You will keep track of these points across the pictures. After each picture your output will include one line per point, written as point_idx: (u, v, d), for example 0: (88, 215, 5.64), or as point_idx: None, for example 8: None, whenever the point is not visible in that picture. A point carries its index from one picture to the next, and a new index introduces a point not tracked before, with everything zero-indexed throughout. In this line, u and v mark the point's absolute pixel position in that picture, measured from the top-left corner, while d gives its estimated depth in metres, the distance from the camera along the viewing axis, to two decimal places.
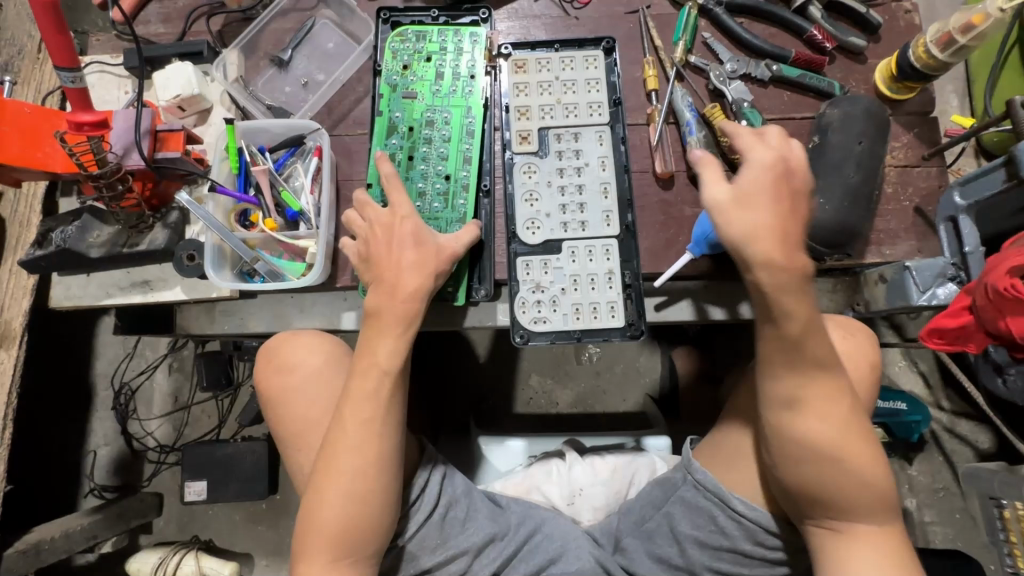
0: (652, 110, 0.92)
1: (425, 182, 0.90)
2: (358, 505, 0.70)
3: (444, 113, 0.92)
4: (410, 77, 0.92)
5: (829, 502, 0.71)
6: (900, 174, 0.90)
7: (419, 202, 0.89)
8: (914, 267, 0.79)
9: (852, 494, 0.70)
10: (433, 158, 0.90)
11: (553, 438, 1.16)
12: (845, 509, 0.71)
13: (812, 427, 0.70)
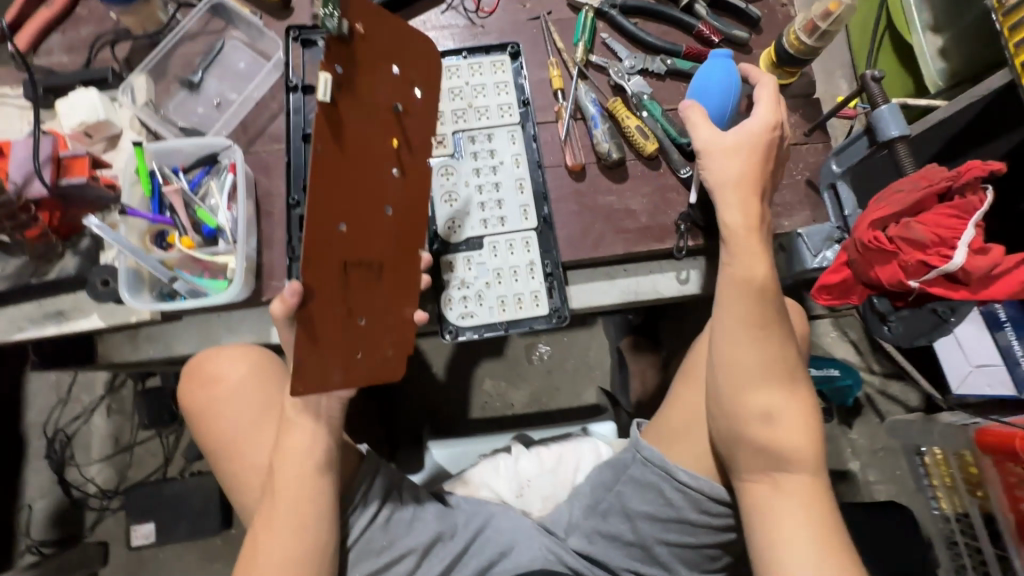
0: (560, 107, 0.97)
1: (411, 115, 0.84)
2: (301, 495, 0.75)
3: None
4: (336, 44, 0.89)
5: (752, 453, 0.70)
6: (791, 151, 0.95)
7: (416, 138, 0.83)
8: (805, 233, 0.85)
9: (782, 440, 0.69)
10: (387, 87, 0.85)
11: (502, 436, 1.18)
12: (773, 459, 0.69)
13: (736, 374, 0.71)
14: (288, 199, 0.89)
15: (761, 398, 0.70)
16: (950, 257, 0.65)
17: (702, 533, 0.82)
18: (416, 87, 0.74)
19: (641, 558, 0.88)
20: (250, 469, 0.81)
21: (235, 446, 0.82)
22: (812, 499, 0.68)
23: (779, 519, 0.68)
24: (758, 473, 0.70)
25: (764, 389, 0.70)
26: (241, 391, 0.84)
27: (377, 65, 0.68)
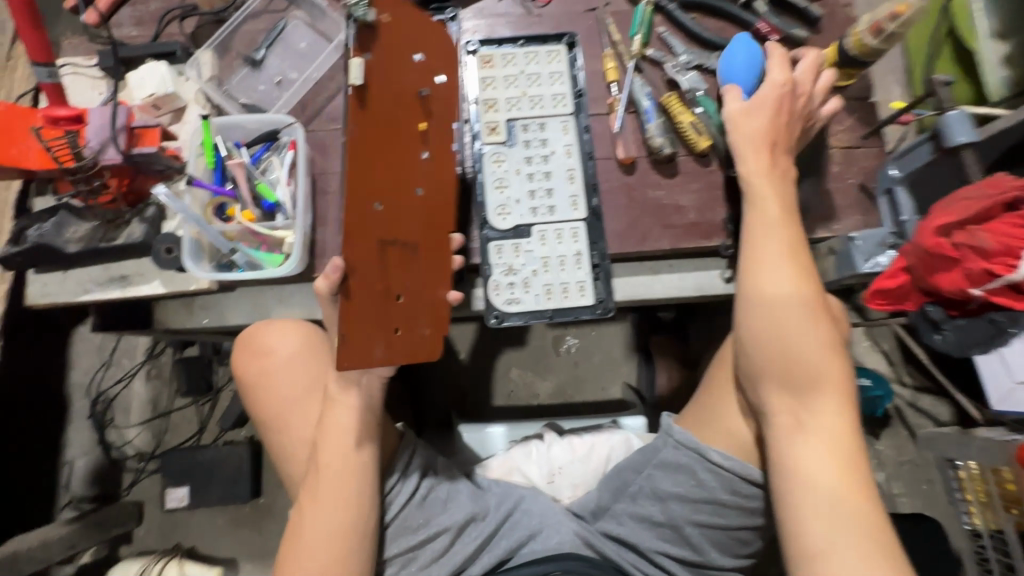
0: (613, 100, 0.97)
1: None
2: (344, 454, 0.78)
3: None
4: None
5: (792, 389, 0.72)
6: (844, 155, 0.94)
7: None
8: (859, 237, 0.84)
9: (813, 385, 0.72)
10: None
11: (533, 423, 1.19)
12: (803, 409, 0.72)
13: (772, 326, 0.73)
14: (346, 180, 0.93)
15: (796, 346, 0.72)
16: (1014, 268, 0.72)
17: (731, 514, 0.84)
18: (440, 78, 0.76)
19: (672, 541, 0.89)
20: (299, 442, 0.85)
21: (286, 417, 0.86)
22: (840, 450, 0.71)
23: (803, 469, 0.71)
24: (789, 423, 0.73)
25: (801, 338, 0.72)
26: (290, 365, 0.87)
27: (403, 56, 0.72)
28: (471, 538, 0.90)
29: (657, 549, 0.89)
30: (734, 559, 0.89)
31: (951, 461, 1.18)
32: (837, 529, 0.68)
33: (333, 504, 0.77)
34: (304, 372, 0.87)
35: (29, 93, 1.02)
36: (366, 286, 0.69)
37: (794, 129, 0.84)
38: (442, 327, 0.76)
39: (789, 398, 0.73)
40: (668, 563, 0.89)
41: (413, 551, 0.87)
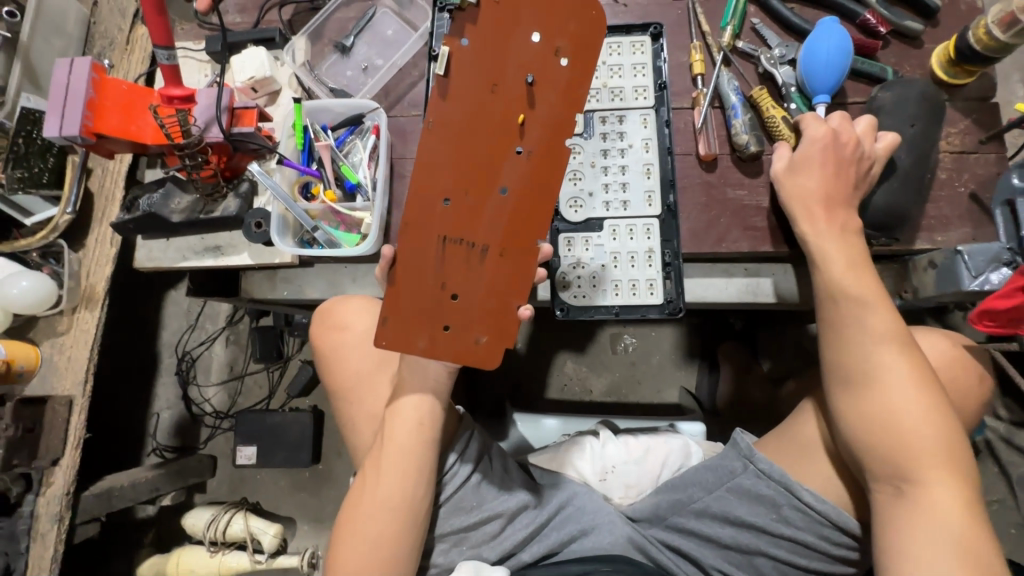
0: (698, 94, 0.94)
1: None
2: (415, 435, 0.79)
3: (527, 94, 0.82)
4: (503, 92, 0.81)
5: (883, 461, 0.65)
6: (956, 161, 0.87)
7: None
8: (966, 251, 0.77)
9: (909, 454, 0.64)
10: None
11: (587, 420, 1.18)
12: (899, 462, 0.64)
13: (861, 384, 0.67)
14: None
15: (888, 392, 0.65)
16: None
17: (815, 556, 0.79)
18: (562, 59, 0.68)
19: (736, 564, 0.85)
20: (366, 416, 0.85)
21: (352, 393, 0.86)
22: (954, 508, 0.62)
23: (903, 526, 0.63)
24: (883, 475, 0.65)
25: (884, 380, 0.66)
26: (357, 341, 0.88)
27: (512, 40, 0.68)
28: (522, 525, 0.91)
29: (716, 566, 0.86)
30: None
31: None
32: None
33: (391, 474, 0.78)
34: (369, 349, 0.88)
35: (145, 74, 1.12)
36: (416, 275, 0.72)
37: (872, 146, 0.78)
38: (500, 334, 0.72)
39: (880, 450, 0.65)
40: None
41: (465, 531, 0.90)
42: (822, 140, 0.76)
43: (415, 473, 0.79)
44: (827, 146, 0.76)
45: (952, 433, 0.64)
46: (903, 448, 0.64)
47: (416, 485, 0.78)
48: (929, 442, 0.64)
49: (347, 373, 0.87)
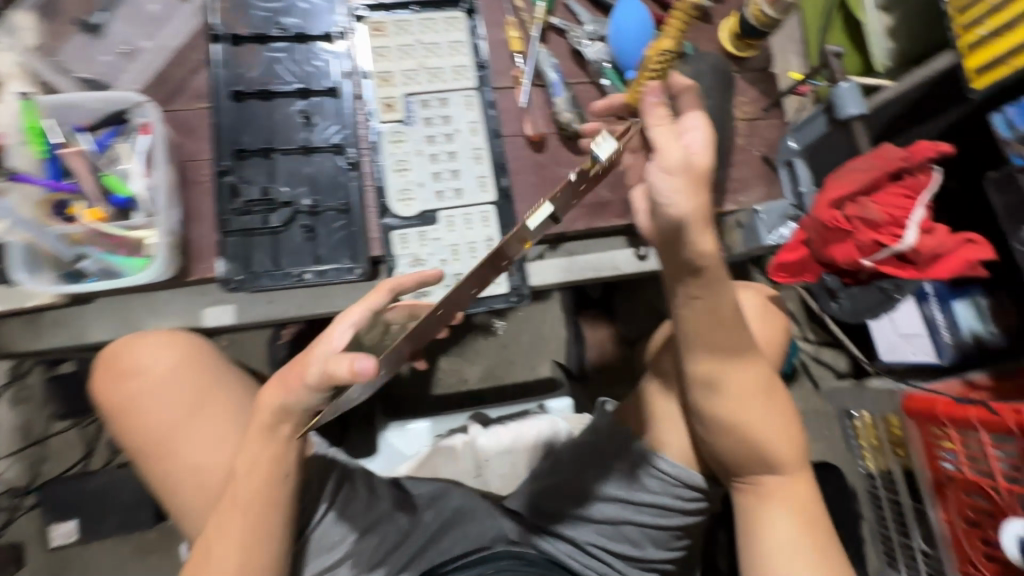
0: (518, 72, 0.91)
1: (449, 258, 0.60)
2: None
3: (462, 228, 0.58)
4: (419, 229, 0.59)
5: (748, 464, 0.72)
6: (748, 127, 0.95)
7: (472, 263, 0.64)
8: (762, 209, 0.87)
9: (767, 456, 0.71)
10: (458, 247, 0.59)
11: (459, 416, 1.14)
12: (754, 465, 0.72)
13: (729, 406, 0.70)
14: (216, 165, 0.81)
15: (741, 398, 0.70)
16: (901, 237, 0.65)
17: (670, 514, 0.84)
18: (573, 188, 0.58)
19: (608, 535, 0.86)
20: (183, 473, 0.71)
21: (169, 446, 0.72)
22: (792, 491, 0.73)
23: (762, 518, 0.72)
24: (746, 473, 0.73)
25: (743, 409, 0.70)
26: (166, 382, 0.73)
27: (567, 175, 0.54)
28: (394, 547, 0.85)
29: (591, 542, 0.87)
30: (668, 552, 0.87)
31: (850, 412, 1.28)
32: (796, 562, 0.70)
33: (229, 543, 0.63)
34: (183, 389, 0.74)
35: None
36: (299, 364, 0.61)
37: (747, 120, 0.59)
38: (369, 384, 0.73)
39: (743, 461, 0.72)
40: (601, 555, 0.86)
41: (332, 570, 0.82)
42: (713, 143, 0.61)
43: (261, 536, 0.64)
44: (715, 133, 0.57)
45: (795, 430, 0.74)
46: (759, 451, 0.71)
47: (266, 548, 0.64)
48: (778, 444, 0.72)
49: (160, 422, 0.72)
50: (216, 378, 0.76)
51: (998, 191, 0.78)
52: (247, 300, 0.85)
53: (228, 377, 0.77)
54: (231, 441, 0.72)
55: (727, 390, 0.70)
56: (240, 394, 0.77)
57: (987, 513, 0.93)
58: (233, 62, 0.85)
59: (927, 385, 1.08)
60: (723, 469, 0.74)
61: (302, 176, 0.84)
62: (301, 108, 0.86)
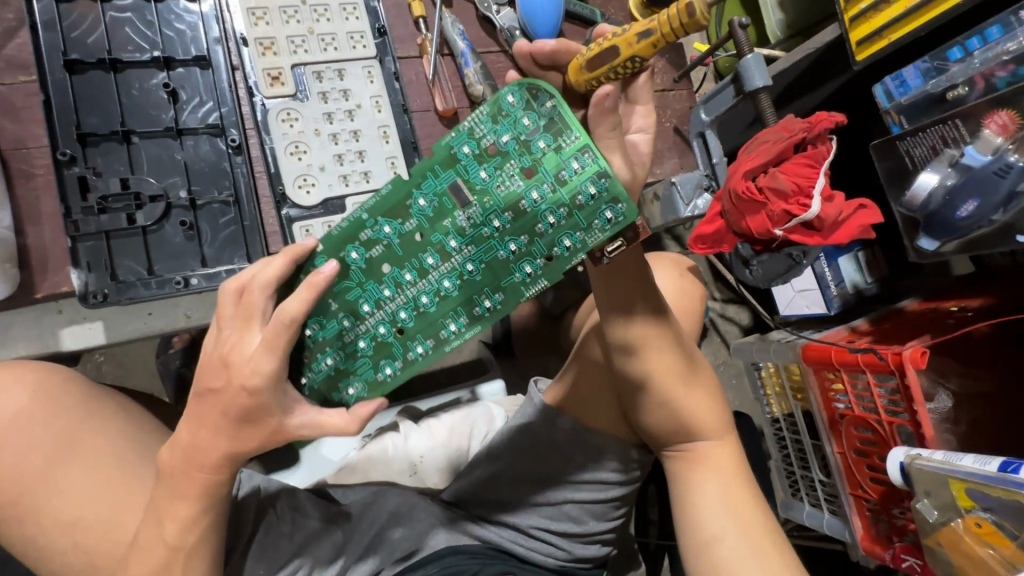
0: (423, 40, 0.83)
1: (400, 290, 0.59)
2: (149, 534, 0.58)
3: (449, 281, 0.58)
4: (391, 281, 0.59)
5: (675, 428, 0.75)
6: (659, 98, 0.95)
7: (418, 264, 0.58)
8: (678, 181, 0.89)
9: (688, 418, 0.75)
10: (423, 285, 0.59)
11: (386, 412, 1.08)
12: (680, 427, 0.75)
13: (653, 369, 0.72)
14: (54, 153, 0.66)
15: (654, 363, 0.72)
16: (808, 206, 0.68)
17: (609, 488, 0.85)
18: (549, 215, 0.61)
19: (550, 516, 0.87)
20: (59, 529, 0.60)
21: (37, 496, 0.60)
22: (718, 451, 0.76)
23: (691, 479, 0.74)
24: (670, 435, 0.76)
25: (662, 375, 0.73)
26: (22, 422, 0.61)
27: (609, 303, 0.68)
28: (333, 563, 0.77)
29: (533, 524, 0.87)
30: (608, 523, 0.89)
31: (755, 364, 1.34)
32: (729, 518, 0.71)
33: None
34: (51, 428, 0.62)
35: None
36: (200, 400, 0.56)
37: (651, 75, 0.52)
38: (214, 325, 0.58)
39: (667, 423, 0.75)
40: (544, 536, 0.87)
41: None
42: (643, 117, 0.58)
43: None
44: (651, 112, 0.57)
45: (714, 393, 0.78)
46: (681, 415, 0.74)
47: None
48: (698, 404, 0.75)
49: (16, 471, 0.60)
50: (90, 412, 0.65)
51: (880, 157, 0.87)
52: (119, 315, 0.74)
53: (106, 410, 0.67)
54: (119, 484, 0.62)
55: (644, 355, 0.72)
56: (124, 427, 0.67)
57: (872, 442, 1.06)
58: (63, 23, 0.69)
59: (820, 335, 1.19)
60: (654, 434, 0.76)
61: (172, 165, 0.71)
62: (163, 81, 0.72)
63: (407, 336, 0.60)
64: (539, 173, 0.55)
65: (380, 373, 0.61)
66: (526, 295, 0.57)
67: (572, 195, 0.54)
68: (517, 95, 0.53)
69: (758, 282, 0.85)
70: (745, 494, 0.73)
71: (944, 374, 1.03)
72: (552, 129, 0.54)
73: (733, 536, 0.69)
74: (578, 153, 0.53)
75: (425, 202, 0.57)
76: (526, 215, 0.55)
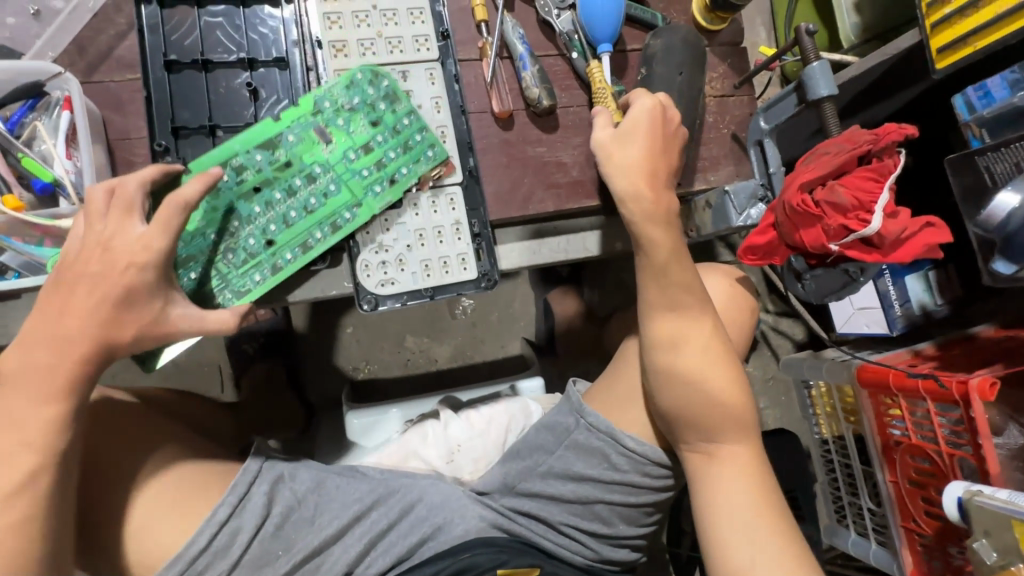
0: (484, 43, 0.86)
1: (264, 211, 0.76)
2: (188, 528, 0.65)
3: (310, 199, 0.77)
4: (254, 203, 0.76)
5: (699, 426, 0.74)
6: (718, 104, 0.94)
7: (284, 196, 0.76)
8: (731, 190, 0.87)
9: (717, 417, 0.74)
10: (278, 211, 0.76)
11: (428, 398, 1.13)
12: (708, 426, 0.74)
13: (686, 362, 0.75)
14: (151, 144, 0.74)
15: (695, 368, 0.74)
16: (868, 222, 0.65)
17: (642, 493, 0.86)
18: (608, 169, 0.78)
19: (581, 515, 0.88)
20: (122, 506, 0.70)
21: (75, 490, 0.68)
22: (743, 459, 0.74)
23: (713, 483, 0.73)
24: (693, 442, 0.75)
25: (696, 370, 0.74)
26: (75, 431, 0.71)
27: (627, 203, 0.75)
28: (353, 540, 0.80)
29: (564, 522, 0.88)
30: (638, 528, 0.90)
31: (806, 381, 1.28)
32: (754, 531, 0.70)
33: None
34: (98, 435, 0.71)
35: None
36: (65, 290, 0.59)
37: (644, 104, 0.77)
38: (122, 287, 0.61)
39: (694, 420, 0.74)
40: (574, 533, 0.88)
41: None
42: (651, 112, 0.76)
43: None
44: (655, 118, 0.76)
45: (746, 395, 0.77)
46: (711, 417, 0.74)
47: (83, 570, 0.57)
48: (730, 405, 0.74)
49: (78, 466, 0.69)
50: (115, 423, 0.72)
51: (956, 172, 0.81)
52: None
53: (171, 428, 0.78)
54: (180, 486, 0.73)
55: (687, 353, 0.75)
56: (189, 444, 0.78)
57: (930, 474, 1.00)
58: (166, 26, 0.76)
59: (880, 356, 1.13)
60: (675, 432, 0.76)
61: None
62: (246, 80, 0.78)
63: (276, 247, 0.76)
64: (381, 125, 0.79)
65: (247, 282, 0.75)
66: (377, 210, 0.79)
67: (397, 126, 0.80)
68: (365, 71, 0.78)
69: (810, 297, 0.81)
70: (767, 504, 0.72)
71: (1018, 410, 0.95)
72: (392, 95, 0.80)
73: (751, 548, 0.69)
74: (407, 115, 0.80)
75: (294, 136, 0.76)
76: (373, 152, 0.79)
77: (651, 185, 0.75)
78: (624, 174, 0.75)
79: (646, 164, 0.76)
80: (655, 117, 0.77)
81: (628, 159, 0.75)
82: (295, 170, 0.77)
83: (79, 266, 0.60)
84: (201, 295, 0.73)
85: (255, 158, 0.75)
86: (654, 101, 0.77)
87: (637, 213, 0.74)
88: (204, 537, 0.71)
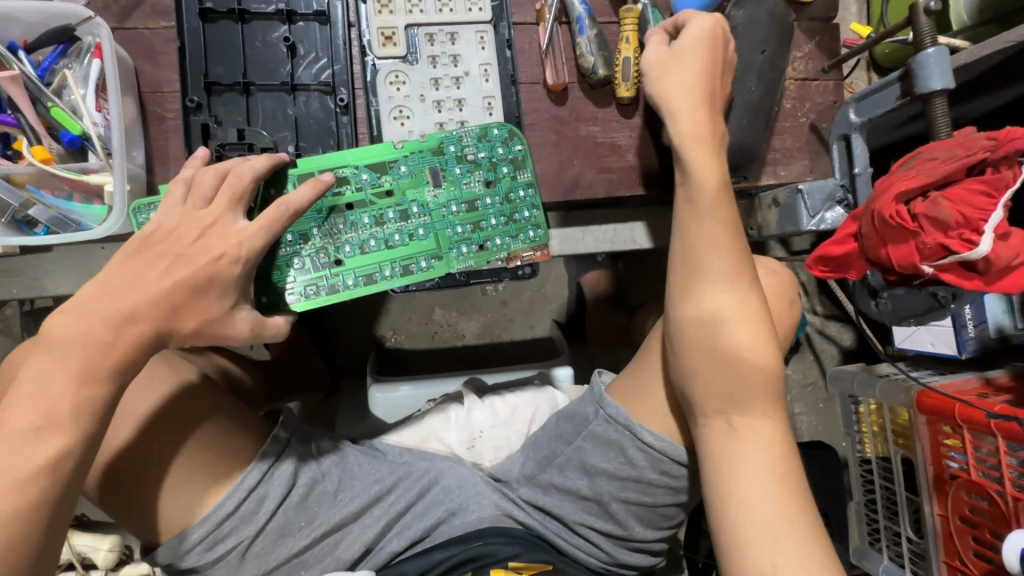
0: (542, 5, 0.77)
1: (352, 232, 0.69)
2: None
3: (396, 234, 0.70)
4: (344, 218, 0.69)
5: (723, 400, 0.61)
6: (799, 88, 0.83)
7: (377, 226, 0.70)
8: (806, 189, 0.78)
9: (745, 392, 0.61)
10: (362, 235, 0.69)
11: (452, 377, 1.10)
12: (733, 399, 0.61)
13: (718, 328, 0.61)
14: (184, 100, 0.70)
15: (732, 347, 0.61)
16: (975, 244, 0.56)
17: (658, 494, 0.75)
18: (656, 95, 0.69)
19: (595, 514, 0.79)
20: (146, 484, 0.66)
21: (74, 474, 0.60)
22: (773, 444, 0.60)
23: (731, 465, 0.60)
24: (713, 415, 0.61)
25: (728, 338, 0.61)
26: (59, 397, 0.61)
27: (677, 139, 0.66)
28: (373, 520, 0.77)
29: (578, 520, 0.80)
30: (657, 532, 0.81)
31: (853, 396, 1.20)
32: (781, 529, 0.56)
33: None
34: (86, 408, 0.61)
35: None
36: (140, 264, 0.56)
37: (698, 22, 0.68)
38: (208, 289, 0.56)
39: (718, 391, 0.61)
40: (587, 533, 0.80)
41: (300, 555, 0.74)
42: (708, 31, 0.68)
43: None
44: (710, 40, 0.68)
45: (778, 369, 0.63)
46: (736, 389, 0.60)
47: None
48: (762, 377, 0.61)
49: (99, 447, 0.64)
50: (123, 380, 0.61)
51: None
52: None
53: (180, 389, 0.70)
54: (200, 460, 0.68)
55: (734, 330, 0.61)
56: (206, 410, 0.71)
57: (986, 515, 0.91)
58: None
59: (944, 380, 1.03)
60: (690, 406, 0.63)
61: (284, 120, 0.73)
62: (284, 34, 0.73)
63: (342, 268, 0.69)
64: (496, 187, 0.73)
65: (304, 290, 0.68)
66: (455, 267, 0.71)
67: (506, 192, 0.73)
68: (501, 131, 0.73)
69: (885, 318, 0.72)
70: (796, 494, 0.58)
71: None
72: (514, 161, 0.73)
73: (782, 546, 0.55)
74: (524, 187, 0.73)
75: (406, 168, 0.70)
76: (476, 211, 0.72)
77: (704, 110, 0.66)
78: (667, 93, 0.67)
79: (701, 86, 0.67)
80: (713, 38, 0.68)
81: (681, 79, 0.67)
82: (392, 200, 0.70)
83: (166, 241, 0.57)
84: (262, 282, 0.67)
85: (359, 177, 0.69)
86: (713, 20, 0.68)
87: (686, 130, 0.65)
88: (231, 501, 0.68)
